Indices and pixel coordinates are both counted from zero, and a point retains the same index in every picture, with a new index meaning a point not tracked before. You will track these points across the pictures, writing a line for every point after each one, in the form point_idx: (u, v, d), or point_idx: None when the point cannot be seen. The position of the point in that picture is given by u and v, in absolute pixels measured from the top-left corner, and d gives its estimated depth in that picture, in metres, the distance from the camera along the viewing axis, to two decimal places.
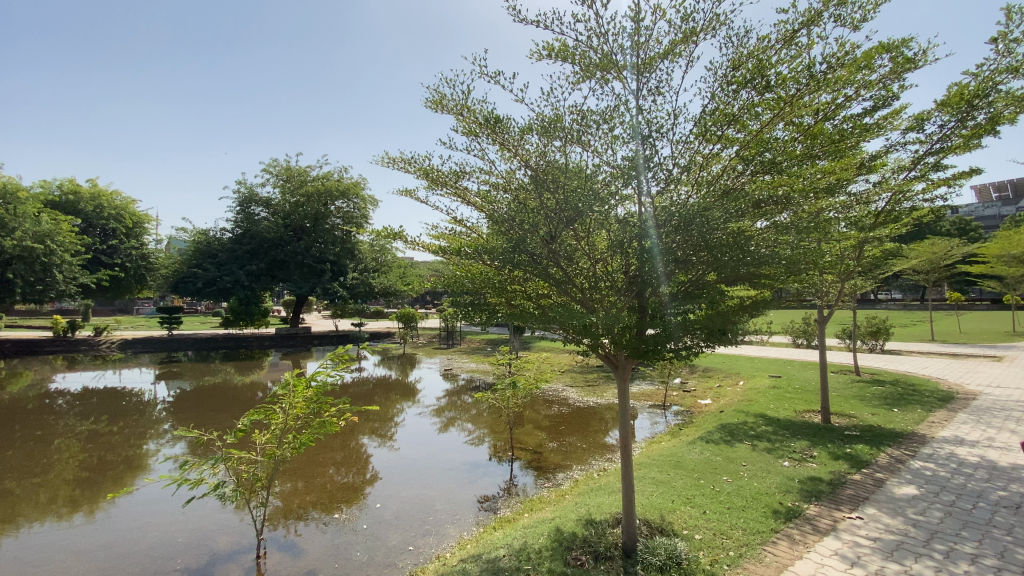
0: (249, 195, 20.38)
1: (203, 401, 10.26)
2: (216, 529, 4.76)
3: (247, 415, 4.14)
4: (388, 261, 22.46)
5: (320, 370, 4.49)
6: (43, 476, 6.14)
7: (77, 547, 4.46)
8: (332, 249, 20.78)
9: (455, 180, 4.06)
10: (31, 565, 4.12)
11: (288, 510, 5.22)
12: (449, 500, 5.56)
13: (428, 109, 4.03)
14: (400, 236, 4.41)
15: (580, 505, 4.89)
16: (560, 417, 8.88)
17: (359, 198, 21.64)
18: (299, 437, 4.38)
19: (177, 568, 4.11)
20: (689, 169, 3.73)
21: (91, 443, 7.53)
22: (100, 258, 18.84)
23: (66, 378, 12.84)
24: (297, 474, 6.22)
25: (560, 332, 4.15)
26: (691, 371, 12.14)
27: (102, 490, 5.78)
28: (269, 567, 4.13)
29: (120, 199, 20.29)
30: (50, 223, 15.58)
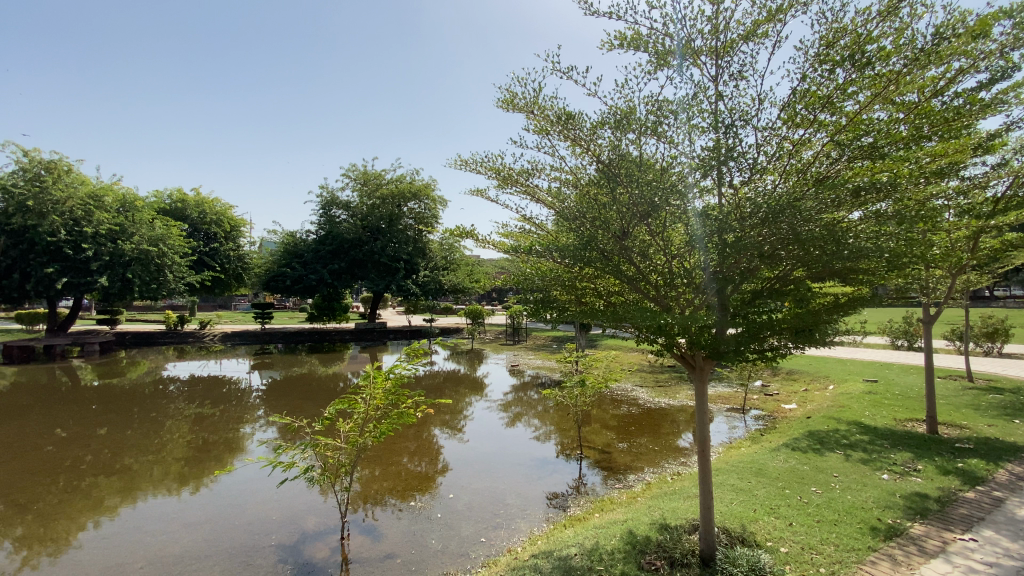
0: (330, 198, 21.73)
1: (291, 390, 11.09)
2: (304, 510, 5.13)
3: (332, 404, 4.42)
4: (457, 259, 23.04)
5: (398, 364, 4.68)
6: (158, 454, 6.91)
7: (185, 519, 4.97)
8: (405, 249, 21.66)
9: (526, 179, 4.08)
10: (149, 535, 4.64)
11: (367, 496, 5.52)
12: (519, 495, 5.60)
13: (499, 109, 4.08)
14: (471, 235, 4.51)
15: (654, 508, 4.76)
16: (630, 417, 8.68)
17: (430, 198, 22.36)
18: (379, 426, 4.61)
19: (272, 543, 4.47)
20: (776, 157, 3.48)
21: (198, 425, 8.38)
22: (204, 259, 20.91)
23: (176, 367, 14.37)
24: (375, 461, 6.56)
25: (632, 331, 4.03)
26: (774, 373, 11.40)
27: (206, 468, 6.41)
28: (352, 549, 4.38)
29: (221, 205, 22.34)
30: (162, 228, 17.49)
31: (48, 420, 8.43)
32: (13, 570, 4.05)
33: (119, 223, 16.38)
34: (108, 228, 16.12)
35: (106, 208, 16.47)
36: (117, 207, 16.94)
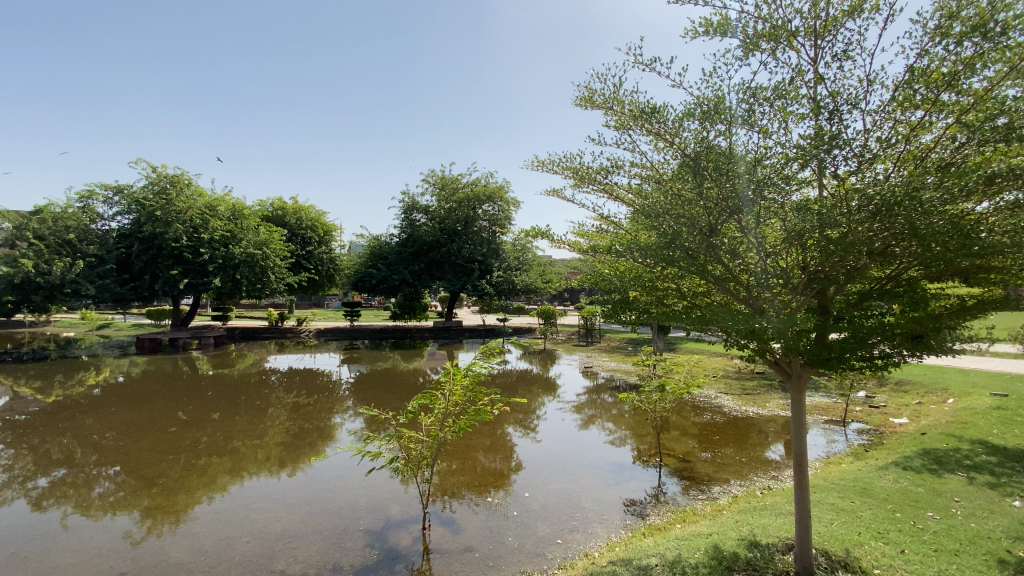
0: (411, 203, 22.70)
1: (375, 384, 11.75)
2: (389, 498, 5.40)
3: (415, 399, 4.61)
4: (530, 259, 23.19)
5: (475, 362, 4.80)
6: (261, 439, 7.59)
7: (285, 500, 5.41)
8: (480, 250, 22.16)
9: (605, 177, 4.01)
10: (255, 512, 5.10)
11: (446, 488, 5.70)
12: (595, 499, 5.51)
13: (577, 108, 4.05)
14: (546, 235, 4.55)
15: (742, 523, 4.47)
16: (713, 425, 8.24)
17: (503, 201, 22.67)
18: (459, 421, 4.75)
19: (361, 528, 4.76)
20: (888, 144, 3.14)
21: (295, 414, 9.13)
22: (300, 261, 22.76)
23: (278, 359, 15.77)
24: (453, 455, 6.77)
25: (720, 335, 3.82)
26: (880, 383, 10.30)
27: (303, 454, 6.96)
28: (433, 539, 4.54)
29: (315, 212, 24.15)
30: (265, 234, 19.24)
31: (173, 404, 9.56)
32: (143, 536, 4.61)
33: (230, 230, 18.26)
34: (220, 235, 18.01)
35: (219, 216, 18.40)
36: (228, 216, 18.87)
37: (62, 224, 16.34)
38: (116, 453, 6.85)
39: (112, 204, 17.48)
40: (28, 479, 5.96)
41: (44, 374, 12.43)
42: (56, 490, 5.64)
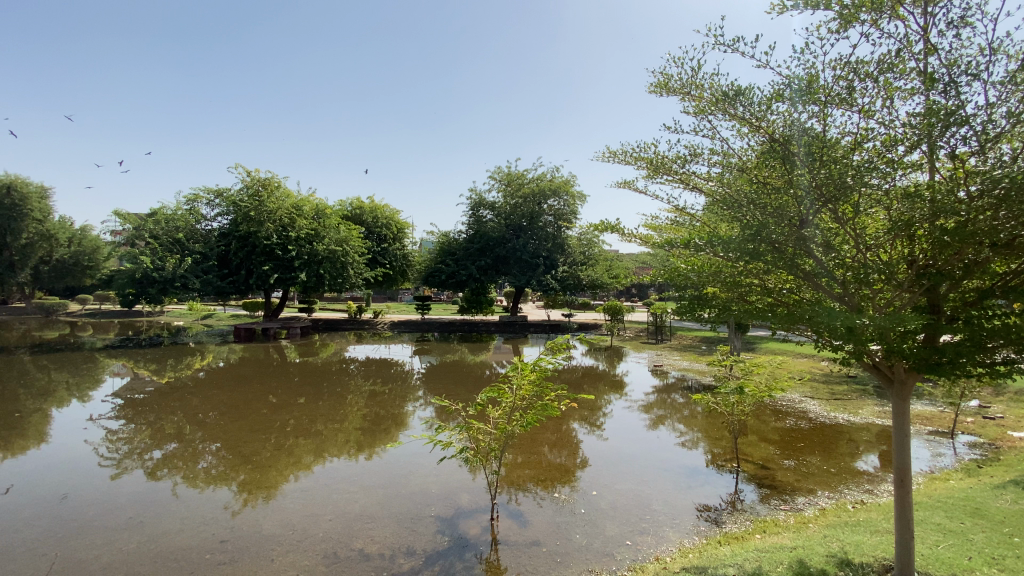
0: (478, 200, 23.06)
1: (445, 375, 12.12)
2: (460, 486, 5.56)
3: (483, 391, 4.68)
4: (596, 254, 22.85)
5: (542, 357, 4.78)
6: (341, 424, 8.09)
7: (364, 482, 5.74)
8: (545, 245, 22.11)
9: (681, 167, 3.87)
10: (338, 492, 5.46)
11: (512, 481, 5.76)
12: (667, 503, 5.33)
13: (651, 94, 3.96)
14: (615, 229, 4.53)
15: (831, 538, 4.14)
16: (796, 431, 7.68)
17: (569, 195, 22.38)
18: (526, 416, 4.78)
19: (432, 513, 4.93)
20: (1019, 118, 2.74)
21: (370, 401, 9.64)
22: (376, 257, 23.96)
23: (355, 349, 16.74)
24: (520, 448, 6.83)
25: (811, 335, 3.57)
26: (997, 393, 9.10)
27: (379, 439, 7.33)
28: (501, 530, 4.60)
29: (390, 210, 25.27)
30: (345, 232, 20.41)
31: (264, 389, 10.43)
32: (239, 508, 5.06)
33: (313, 229, 19.58)
34: (306, 233, 19.33)
35: (305, 216, 19.75)
36: (312, 215, 20.21)
37: (173, 225, 18.42)
38: (217, 431, 7.57)
39: (213, 206, 19.29)
40: (146, 451, 6.74)
41: (159, 358, 14.02)
42: (168, 462, 6.33)
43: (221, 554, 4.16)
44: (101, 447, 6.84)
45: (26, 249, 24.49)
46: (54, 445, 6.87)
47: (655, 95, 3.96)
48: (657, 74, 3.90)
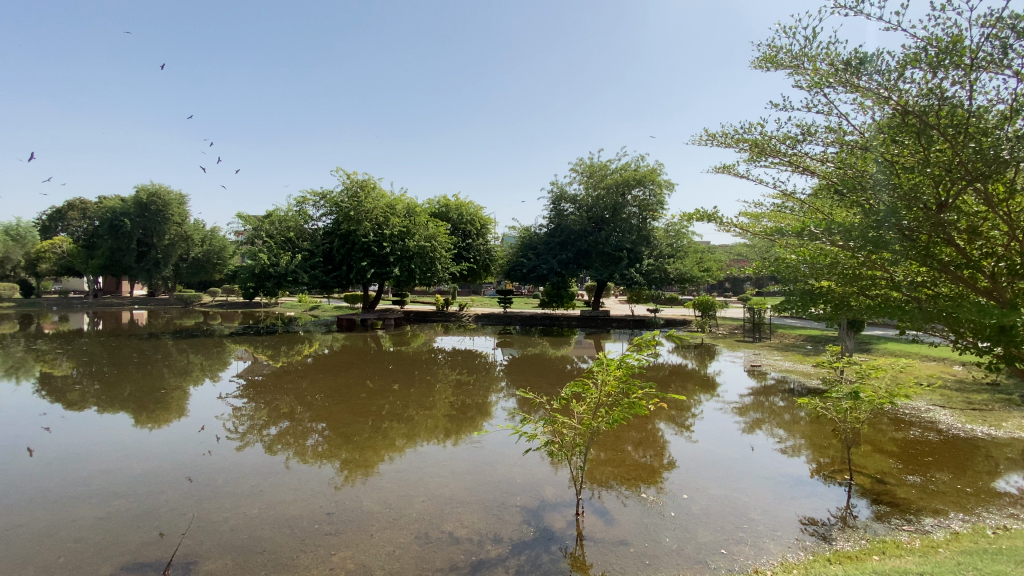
0: (559, 193, 22.91)
1: (528, 368, 12.23)
2: (543, 479, 5.59)
3: (568, 386, 4.65)
4: (684, 246, 22.01)
5: (630, 353, 4.65)
6: (430, 410, 8.49)
7: (452, 468, 5.97)
8: (629, 237, 21.50)
9: (794, 141, 4.34)
10: (429, 474, 5.75)
11: (596, 477, 5.70)
12: (767, 512, 4.97)
13: (762, 70, 4.58)
14: (713, 218, 4.87)
15: (967, 566, 3.62)
16: (922, 444, 6.78)
17: (655, 184, 21.48)
18: (611, 413, 4.66)
19: (518, 503, 5.01)
20: None
21: (457, 390, 10.01)
22: (462, 253, 24.83)
23: (443, 340, 17.48)
24: (603, 445, 6.73)
25: (946, 337, 3.20)
26: None
27: (466, 426, 7.61)
28: (586, 526, 4.56)
29: (474, 207, 26.00)
30: (433, 228, 21.37)
31: (362, 375, 11.24)
32: (341, 483, 5.50)
33: (405, 226, 20.69)
34: (398, 230, 20.44)
35: (397, 214, 20.93)
36: (404, 213, 21.36)
37: (285, 225, 20.36)
38: (322, 412, 8.29)
39: (319, 207, 21.03)
40: (264, 427, 7.56)
41: (274, 344, 15.65)
42: (283, 438, 7.05)
43: (327, 525, 4.55)
44: (227, 422, 7.78)
45: (168, 247, 28.74)
46: (191, 418, 7.93)
47: (767, 69, 4.53)
48: (772, 47, 4.39)
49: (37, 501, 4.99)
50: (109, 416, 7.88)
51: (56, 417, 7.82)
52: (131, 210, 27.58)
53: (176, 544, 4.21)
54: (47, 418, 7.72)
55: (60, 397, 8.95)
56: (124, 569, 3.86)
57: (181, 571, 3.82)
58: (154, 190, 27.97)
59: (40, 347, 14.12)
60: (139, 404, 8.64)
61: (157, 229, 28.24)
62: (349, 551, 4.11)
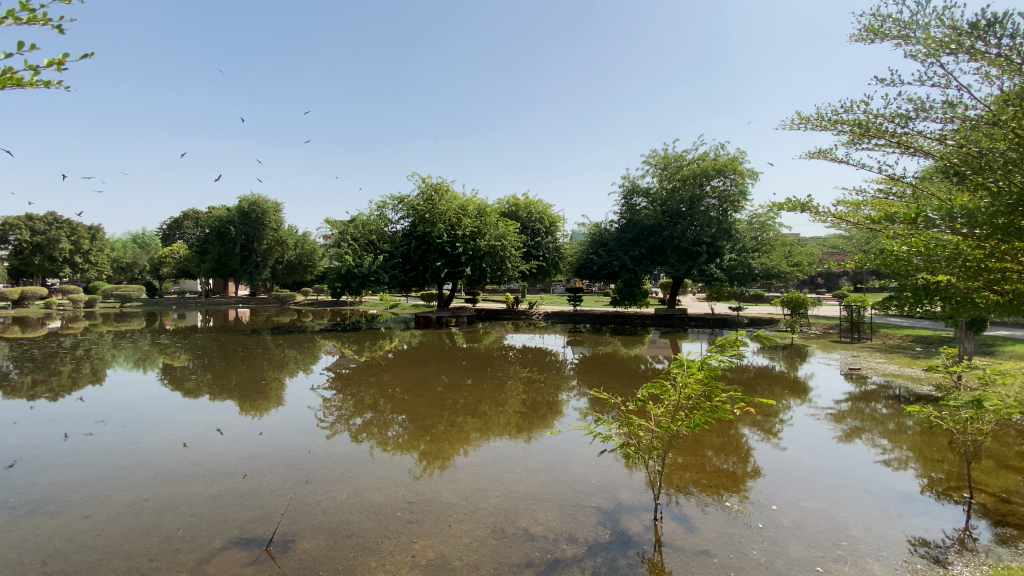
0: (631, 187, 22.29)
1: (601, 368, 12.02)
2: (619, 482, 5.47)
3: (645, 387, 4.51)
4: (770, 239, 20.77)
5: (713, 354, 4.41)
6: (503, 406, 8.62)
7: (525, 464, 6.03)
8: (708, 231, 20.51)
9: (905, 121, 3.96)
10: (503, 470, 5.85)
11: (674, 481, 5.49)
12: (869, 530, 4.53)
13: (864, 41, 4.22)
14: (808, 206, 4.57)
15: None
16: None
17: (737, 174, 20.26)
18: (692, 417, 4.44)
19: (593, 505, 4.94)
20: None
21: (528, 387, 10.07)
22: (531, 252, 24.97)
23: (515, 338, 17.68)
24: (681, 449, 6.47)
25: None
26: None
27: (538, 424, 7.66)
28: (665, 532, 4.41)
29: (544, 206, 26.10)
30: (503, 228, 21.70)
31: (437, 370, 11.64)
32: (419, 474, 5.73)
33: (477, 226, 21.17)
34: (470, 231, 20.93)
35: (469, 215, 21.45)
36: (475, 214, 21.86)
37: (366, 229, 21.59)
38: (402, 405, 8.70)
39: (397, 210, 22.06)
40: (350, 417, 8.08)
41: (358, 340, 16.66)
42: (366, 428, 7.48)
43: (409, 514, 4.76)
44: (318, 412, 8.37)
45: (265, 251, 31.57)
46: (287, 407, 8.64)
47: (871, 40, 4.18)
48: (876, 17, 4.05)
49: (161, 478, 5.67)
50: (218, 404, 8.78)
51: (177, 403, 8.86)
52: (235, 219, 30.65)
53: (276, 523, 4.60)
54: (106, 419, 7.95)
55: (179, 386, 10.11)
56: (233, 542, 4.28)
57: (281, 548, 4.17)
58: (254, 199, 30.82)
59: (163, 341, 16.06)
60: (243, 393, 9.55)
61: (257, 235, 31.10)
62: (428, 541, 4.27)
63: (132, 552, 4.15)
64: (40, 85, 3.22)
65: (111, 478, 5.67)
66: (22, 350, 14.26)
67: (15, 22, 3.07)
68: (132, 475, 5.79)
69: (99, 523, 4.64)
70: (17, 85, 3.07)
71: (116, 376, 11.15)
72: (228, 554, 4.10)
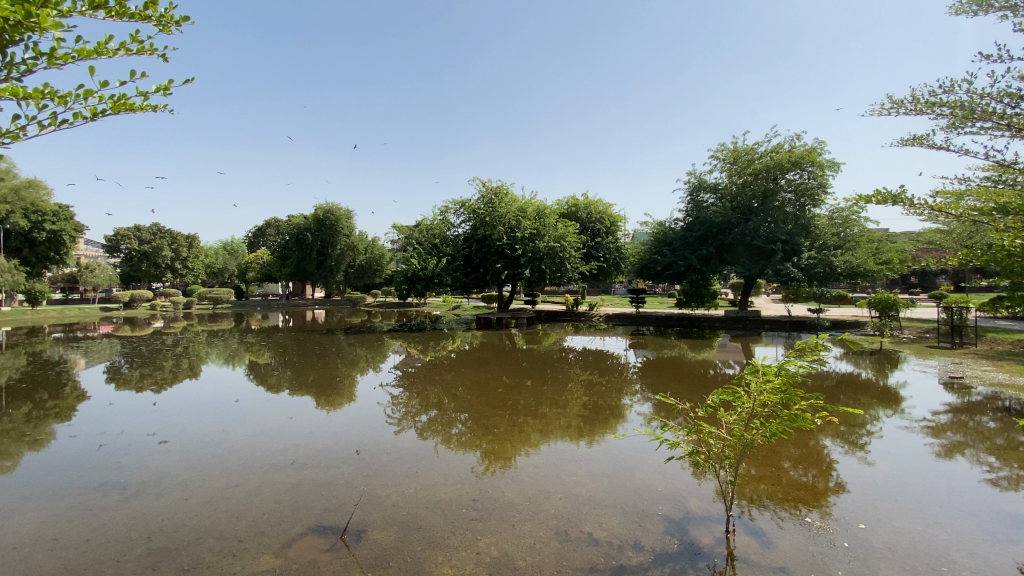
0: (697, 183, 21.46)
1: (667, 372, 11.63)
2: (686, 491, 5.27)
3: (716, 393, 4.32)
4: (855, 235, 19.31)
5: (791, 360, 4.13)
6: (564, 409, 8.56)
7: (587, 468, 5.96)
8: (784, 228, 19.30)
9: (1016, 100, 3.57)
10: (565, 473, 5.81)
11: (747, 493, 5.20)
12: (974, 556, 4.07)
13: (964, 13, 3.85)
14: (899, 198, 4.22)
15: None
16: None
17: (815, 165, 18.92)
18: (769, 426, 4.18)
19: (660, 513, 4.79)
20: None
21: (589, 390, 9.94)
22: (591, 252, 24.68)
23: (575, 340, 17.55)
24: (754, 459, 6.12)
25: None
26: None
27: (600, 428, 7.54)
28: (739, 546, 4.19)
29: (604, 205, 25.76)
30: (563, 229, 21.63)
31: (498, 371, 11.76)
32: (482, 472, 5.83)
33: (536, 227, 21.23)
34: (530, 232, 21.02)
35: (529, 216, 21.57)
36: (535, 216, 21.95)
37: (429, 233, 22.30)
38: (465, 404, 8.89)
39: (459, 214, 22.62)
40: (416, 414, 8.37)
41: (422, 341, 17.21)
42: (431, 426, 7.72)
43: (473, 511, 4.86)
44: (387, 408, 8.75)
45: (338, 256, 33.48)
46: (358, 403, 9.10)
47: (972, 11, 3.80)
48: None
49: (248, 466, 6.17)
50: (297, 398, 9.41)
51: (261, 397, 9.60)
52: (312, 226, 32.76)
53: (350, 513, 4.86)
54: (204, 410, 8.79)
55: (264, 382, 10.94)
56: (311, 529, 4.57)
57: (355, 537, 4.40)
58: (328, 207, 32.83)
59: (249, 340, 17.45)
60: (319, 390, 10.16)
61: (331, 241, 33.07)
62: (492, 539, 4.33)
63: (224, 533, 4.54)
64: (147, 107, 3.60)
65: (206, 465, 6.24)
66: (133, 346, 16.05)
67: (128, 53, 3.48)
68: (223, 461, 6.35)
69: (196, 505, 5.13)
70: (130, 108, 3.46)
71: (210, 371, 12.26)
72: (307, 540, 4.37)
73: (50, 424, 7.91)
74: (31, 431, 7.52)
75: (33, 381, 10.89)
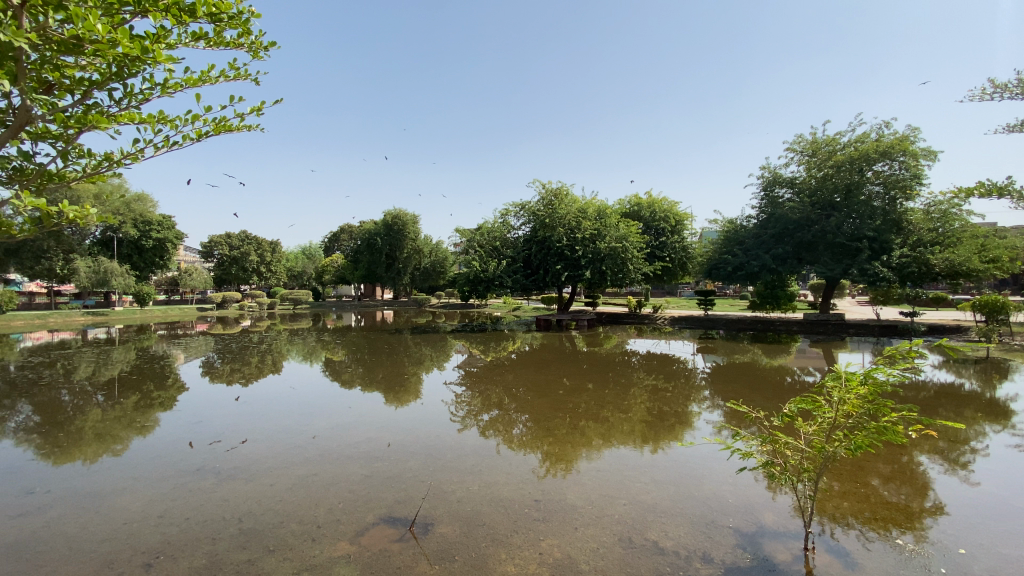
0: (772, 177, 20.26)
1: (739, 378, 11.08)
2: (760, 504, 5.00)
3: (794, 401, 4.06)
4: (954, 231, 17.24)
5: (881, 368, 3.81)
6: (627, 414, 8.39)
7: (652, 475, 5.81)
8: (871, 224, 17.76)
9: None
10: (629, 478, 5.70)
11: (828, 510, 4.85)
12: None
13: None
14: None
15: None
16: None
17: (908, 154, 17.29)
18: (854, 438, 3.86)
19: (730, 525, 4.59)
20: None
21: (654, 396, 9.67)
22: (655, 252, 24.00)
23: (638, 343, 17.14)
24: (836, 474, 5.70)
25: None
26: None
27: (665, 435, 7.30)
28: (819, 564, 3.93)
29: (668, 204, 24.98)
30: (625, 229, 21.21)
31: (559, 373, 11.73)
32: (544, 474, 5.86)
33: (598, 228, 20.95)
34: (591, 233, 20.79)
35: (589, 217, 21.35)
36: (596, 216, 21.68)
37: (490, 235, 22.67)
38: (526, 405, 8.95)
39: (519, 216, 22.82)
40: (479, 413, 8.54)
41: (484, 341, 17.52)
42: (493, 425, 7.86)
43: (536, 511, 4.90)
44: (450, 407, 9.00)
45: (405, 259, 34.85)
46: (424, 401, 9.45)
47: None
48: None
49: (325, 457, 6.61)
50: (367, 395, 9.91)
51: (336, 393, 10.21)
52: (381, 231, 34.40)
53: (418, 506, 5.07)
54: (284, 403, 9.49)
55: (338, 378, 11.63)
56: (383, 519, 4.81)
57: (422, 530, 4.58)
58: (396, 213, 34.37)
59: (325, 339, 18.59)
60: (387, 387, 10.64)
61: (398, 245, 34.53)
62: (555, 540, 4.35)
63: (304, 518, 4.89)
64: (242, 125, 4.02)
65: (288, 454, 6.75)
66: (224, 344, 17.59)
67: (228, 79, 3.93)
68: (303, 451, 6.84)
69: (280, 491, 5.57)
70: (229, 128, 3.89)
71: (290, 368, 13.19)
72: (379, 530, 4.60)
73: (156, 413, 8.86)
74: (140, 419, 8.49)
75: (143, 373, 12.25)
